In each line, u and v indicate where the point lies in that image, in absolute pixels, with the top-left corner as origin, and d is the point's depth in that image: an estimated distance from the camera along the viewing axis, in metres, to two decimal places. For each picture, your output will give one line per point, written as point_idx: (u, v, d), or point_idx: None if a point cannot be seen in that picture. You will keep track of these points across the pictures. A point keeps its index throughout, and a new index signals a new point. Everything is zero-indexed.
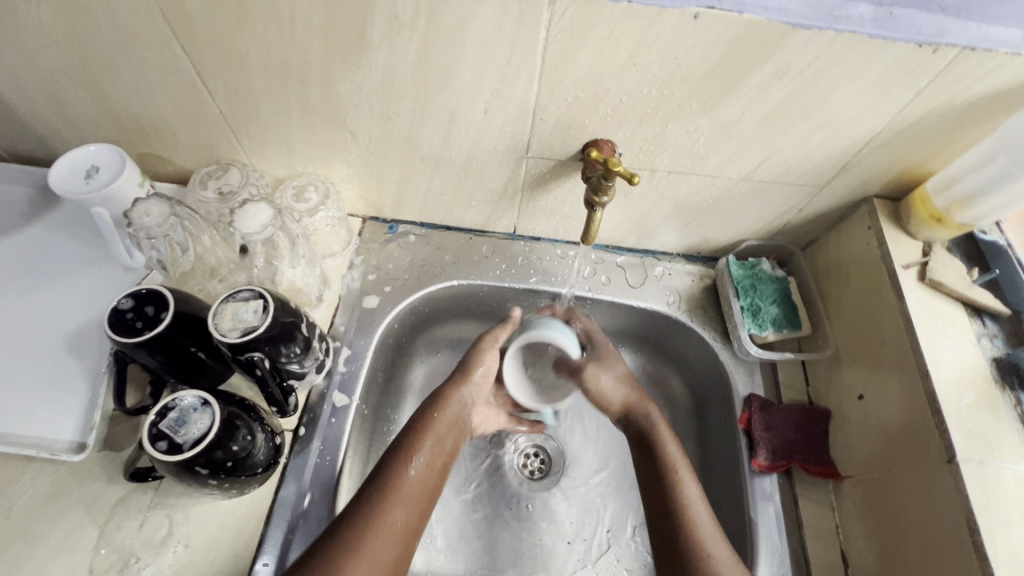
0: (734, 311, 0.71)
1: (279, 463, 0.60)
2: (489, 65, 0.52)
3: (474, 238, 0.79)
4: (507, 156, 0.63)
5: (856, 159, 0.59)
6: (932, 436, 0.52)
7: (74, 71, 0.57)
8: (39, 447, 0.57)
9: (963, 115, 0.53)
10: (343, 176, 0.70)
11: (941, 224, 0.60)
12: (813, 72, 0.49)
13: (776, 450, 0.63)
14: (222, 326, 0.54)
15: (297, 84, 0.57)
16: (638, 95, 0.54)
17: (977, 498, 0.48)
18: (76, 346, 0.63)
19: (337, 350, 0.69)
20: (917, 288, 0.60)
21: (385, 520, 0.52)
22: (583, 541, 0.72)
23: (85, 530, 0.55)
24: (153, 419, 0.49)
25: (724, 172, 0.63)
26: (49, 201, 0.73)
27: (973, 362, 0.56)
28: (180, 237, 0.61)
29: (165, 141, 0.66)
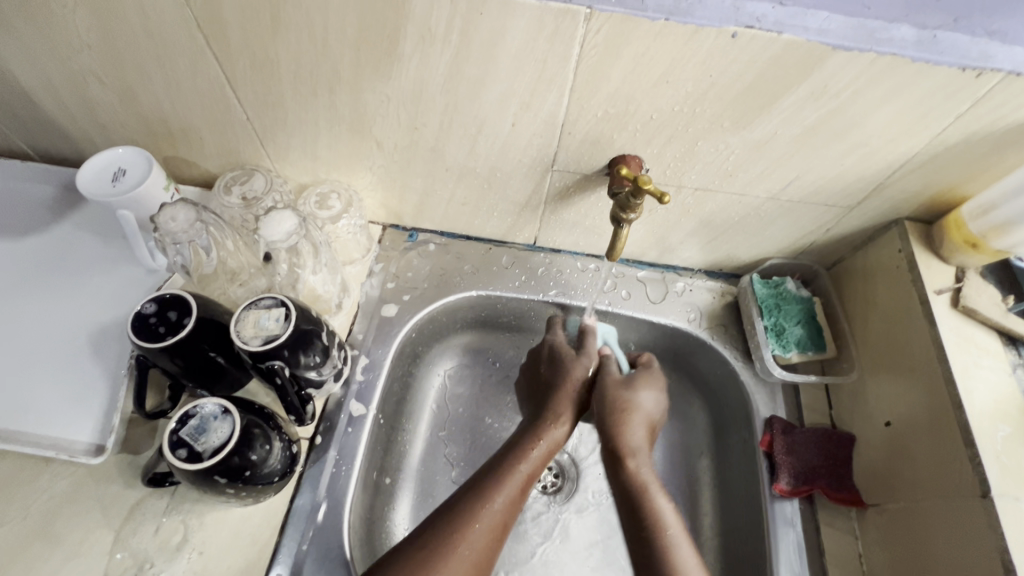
0: (757, 331, 0.70)
1: (295, 472, 0.60)
2: (520, 79, 0.52)
3: (494, 249, 0.79)
4: (532, 168, 0.63)
5: (889, 181, 0.58)
6: (964, 469, 0.51)
7: (106, 75, 0.57)
8: (58, 448, 0.57)
9: (1003, 140, 0.51)
10: (366, 184, 0.70)
11: (975, 250, 0.58)
12: (850, 93, 0.48)
13: (799, 475, 0.62)
14: (244, 333, 0.54)
15: (326, 92, 0.57)
16: (669, 112, 0.53)
17: (1011, 536, 0.47)
18: (98, 347, 0.63)
19: (355, 359, 0.68)
20: (949, 314, 0.58)
21: (473, 532, 0.51)
22: (597, 560, 0.71)
23: (101, 533, 0.55)
24: (174, 426, 0.49)
25: (752, 190, 0.62)
26: (74, 201, 0.73)
27: (1007, 394, 0.54)
28: (204, 243, 0.61)
29: (192, 144, 0.67)
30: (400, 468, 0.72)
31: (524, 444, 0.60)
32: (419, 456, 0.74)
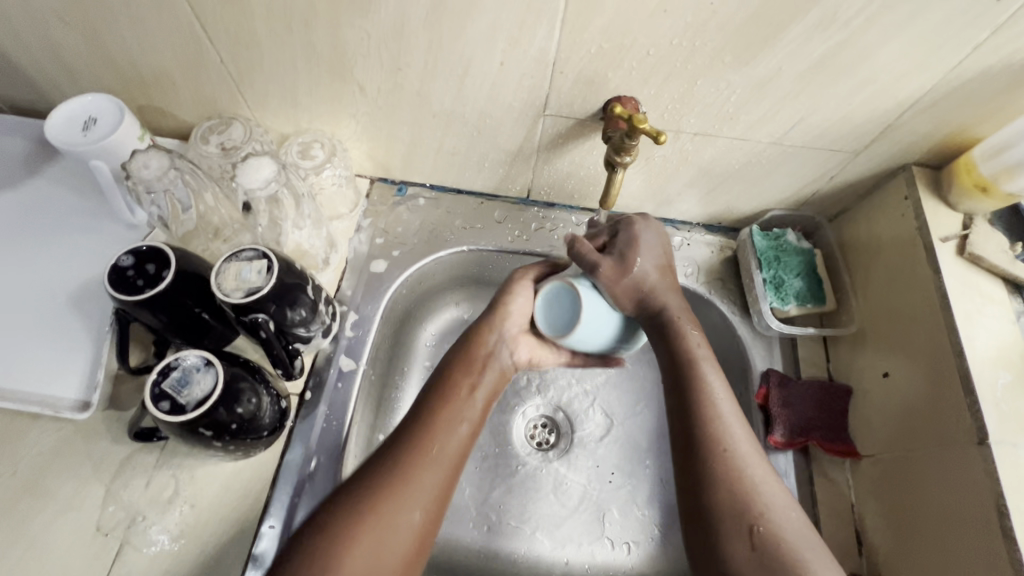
0: (756, 284, 0.68)
1: (285, 427, 0.59)
2: (508, 11, 0.48)
3: (486, 203, 0.76)
4: (523, 113, 0.60)
5: (899, 122, 0.55)
6: (963, 417, 0.50)
7: (67, 13, 0.54)
8: (44, 404, 0.56)
9: (1022, 74, 0.48)
10: (351, 133, 0.67)
11: (986, 194, 0.56)
12: (861, 23, 0.45)
13: (794, 427, 0.61)
14: (226, 285, 0.52)
15: (302, 30, 0.53)
16: (667, 47, 0.50)
17: (1008, 481, 0.46)
18: (80, 303, 0.62)
19: (344, 315, 0.67)
20: (954, 262, 0.56)
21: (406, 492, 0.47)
22: (590, 512, 0.72)
23: (92, 487, 0.54)
24: (155, 378, 0.48)
25: (754, 135, 0.59)
26: (49, 154, 0.70)
27: (1010, 342, 0.53)
28: (182, 195, 0.59)
29: (165, 92, 0.63)
30: (393, 425, 0.72)
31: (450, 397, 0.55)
32: None
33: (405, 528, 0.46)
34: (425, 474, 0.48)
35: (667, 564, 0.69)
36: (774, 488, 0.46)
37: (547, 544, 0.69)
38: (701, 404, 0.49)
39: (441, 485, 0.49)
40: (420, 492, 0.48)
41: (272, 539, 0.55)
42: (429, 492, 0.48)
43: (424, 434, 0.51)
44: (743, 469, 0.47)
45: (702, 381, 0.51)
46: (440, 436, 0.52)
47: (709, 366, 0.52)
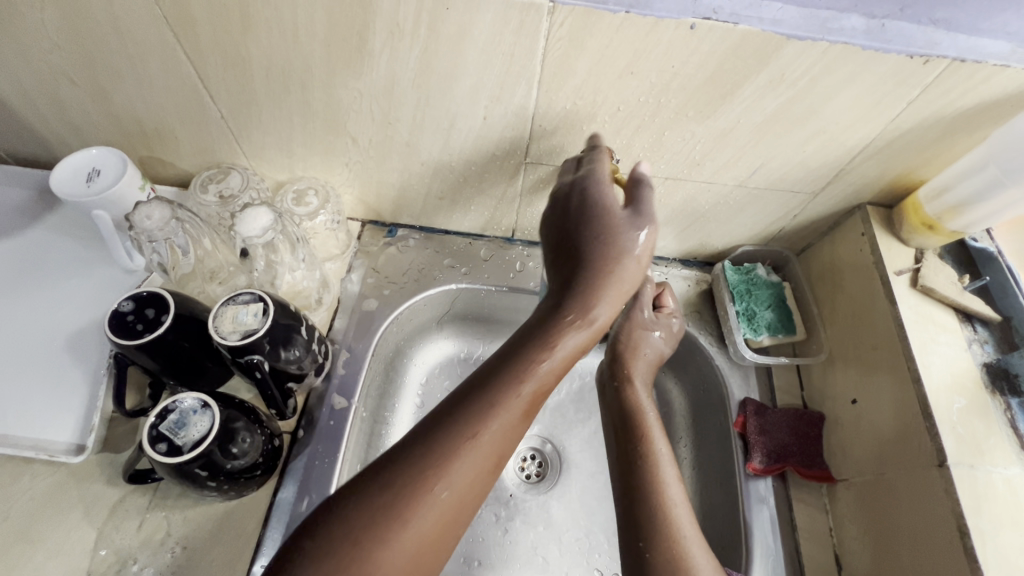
0: (729, 316, 0.72)
1: (278, 466, 0.60)
2: (489, 71, 0.53)
3: (473, 242, 0.80)
4: (506, 161, 0.64)
5: (850, 166, 0.60)
6: (923, 440, 0.53)
7: (78, 75, 0.57)
8: (38, 448, 0.57)
9: (953, 126, 0.54)
10: (343, 180, 0.70)
11: (932, 231, 0.61)
12: (807, 82, 0.50)
13: (771, 454, 0.64)
14: (223, 328, 0.54)
15: (298, 89, 0.57)
16: (636, 103, 0.54)
17: (966, 502, 0.49)
18: (77, 347, 0.63)
19: (336, 353, 0.69)
20: (908, 294, 0.61)
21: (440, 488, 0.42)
22: (579, 543, 0.73)
23: (83, 532, 0.55)
24: (154, 421, 0.49)
25: (720, 179, 0.64)
26: (49, 203, 0.73)
27: (963, 368, 0.56)
28: (181, 241, 0.61)
29: (167, 144, 0.67)
30: None
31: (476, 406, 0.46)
32: None
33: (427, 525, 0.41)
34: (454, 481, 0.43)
35: None
36: (703, 552, 0.50)
37: None
38: (654, 481, 0.54)
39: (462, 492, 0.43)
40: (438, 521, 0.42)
41: None
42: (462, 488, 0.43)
43: (455, 441, 0.44)
44: (671, 504, 0.52)
45: (654, 458, 0.56)
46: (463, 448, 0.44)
47: (666, 455, 0.57)
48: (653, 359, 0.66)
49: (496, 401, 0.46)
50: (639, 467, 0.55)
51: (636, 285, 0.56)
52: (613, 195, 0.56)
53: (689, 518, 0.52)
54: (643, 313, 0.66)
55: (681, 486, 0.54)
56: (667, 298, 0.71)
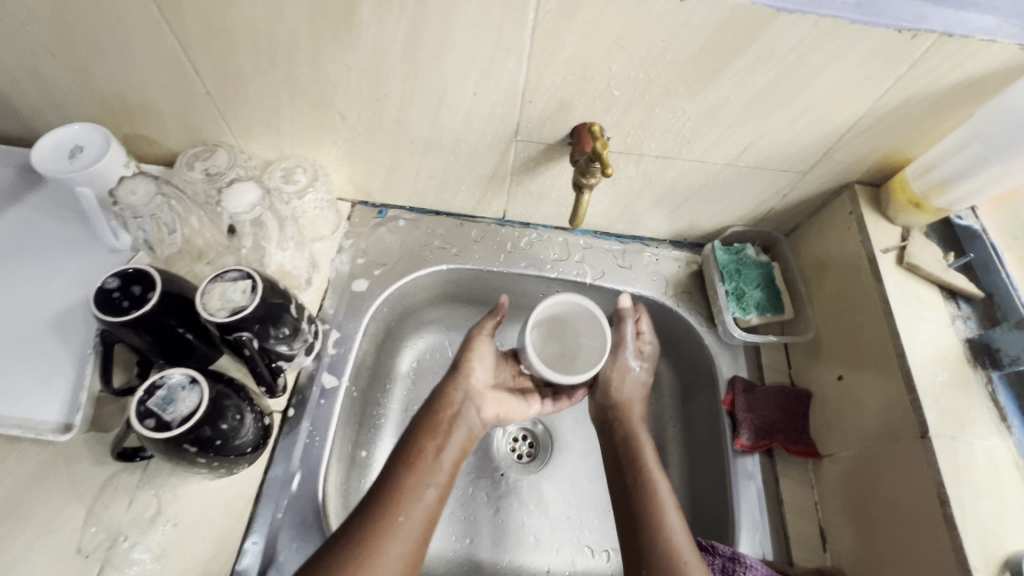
0: (719, 296, 0.72)
1: (268, 444, 0.60)
2: (478, 45, 0.52)
3: (464, 223, 0.79)
4: (496, 139, 0.64)
5: (839, 144, 0.60)
6: (906, 413, 0.54)
7: (58, 48, 0.56)
8: (25, 426, 0.56)
9: (940, 103, 0.54)
10: (332, 159, 0.70)
11: (918, 209, 0.61)
12: (796, 57, 0.50)
13: (758, 431, 0.65)
14: (210, 305, 0.54)
15: (285, 63, 0.56)
16: (626, 78, 0.54)
17: (947, 472, 0.50)
18: (63, 326, 0.62)
19: (327, 333, 0.69)
20: (894, 271, 0.61)
21: (395, 528, 0.52)
22: (570, 521, 0.74)
23: (73, 510, 0.54)
24: (141, 396, 0.49)
25: (710, 157, 0.64)
26: (31, 181, 0.71)
27: (946, 343, 0.57)
28: (168, 218, 0.61)
29: (152, 121, 0.66)
30: (376, 442, 0.73)
31: (413, 459, 0.58)
32: (395, 429, 0.75)
33: (398, 556, 0.50)
34: (414, 510, 0.54)
35: None
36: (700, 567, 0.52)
37: (528, 553, 0.71)
38: (653, 509, 0.57)
39: (417, 526, 0.53)
40: (410, 533, 0.52)
41: (256, 555, 0.56)
42: (428, 506, 0.55)
43: (392, 493, 0.54)
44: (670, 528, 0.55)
45: (650, 477, 0.60)
46: (403, 489, 0.55)
47: (668, 496, 0.59)
48: (639, 399, 0.68)
49: (411, 466, 0.57)
50: (645, 505, 0.58)
51: (496, 373, 0.69)
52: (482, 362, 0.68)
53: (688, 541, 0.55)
54: (625, 355, 0.68)
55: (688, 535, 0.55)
56: (644, 324, 0.70)
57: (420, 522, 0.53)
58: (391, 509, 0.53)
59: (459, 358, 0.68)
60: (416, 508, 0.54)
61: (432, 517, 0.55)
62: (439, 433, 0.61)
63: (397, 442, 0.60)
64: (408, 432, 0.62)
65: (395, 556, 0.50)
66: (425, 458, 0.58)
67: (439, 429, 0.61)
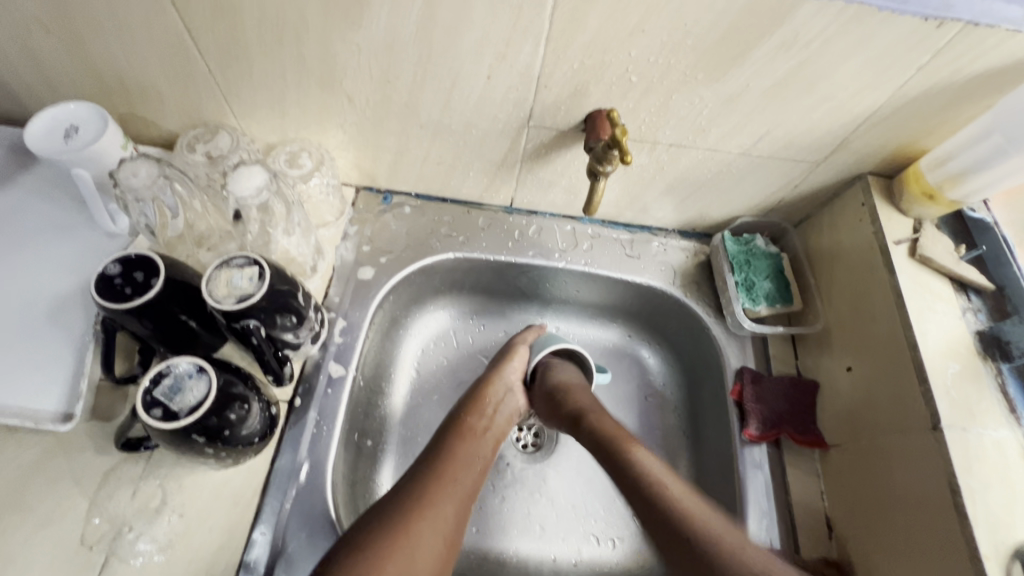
0: (728, 286, 0.72)
1: (274, 434, 0.59)
2: (495, 26, 0.51)
3: (471, 211, 0.78)
4: (508, 125, 0.62)
5: (854, 135, 0.60)
6: (918, 404, 0.54)
7: (52, 22, 0.53)
8: (23, 416, 0.55)
9: (959, 94, 0.54)
10: (338, 143, 0.68)
11: (932, 201, 0.61)
12: (820, 45, 0.49)
13: (767, 421, 0.65)
14: (217, 292, 0.52)
15: (293, 42, 0.54)
16: (645, 64, 0.53)
17: (958, 462, 0.50)
18: (61, 313, 0.60)
19: (332, 321, 0.68)
20: (906, 263, 0.61)
21: (445, 490, 0.54)
22: (576, 509, 0.74)
23: (74, 501, 0.53)
24: (147, 385, 0.48)
25: (725, 146, 0.63)
26: (22, 162, 0.69)
27: (957, 335, 0.57)
28: (170, 202, 0.59)
29: (151, 101, 0.63)
30: (382, 432, 0.72)
31: (466, 432, 0.62)
32: (401, 419, 0.75)
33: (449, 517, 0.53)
34: (467, 473, 0.58)
35: (650, 557, 0.71)
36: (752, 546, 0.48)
37: (535, 542, 0.71)
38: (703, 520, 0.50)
39: (467, 490, 0.56)
40: (461, 493, 0.56)
41: (264, 545, 0.55)
42: (475, 474, 0.59)
43: (447, 460, 0.58)
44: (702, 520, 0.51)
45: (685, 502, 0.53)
46: (457, 456, 0.59)
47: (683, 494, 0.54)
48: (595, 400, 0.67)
49: (462, 437, 0.61)
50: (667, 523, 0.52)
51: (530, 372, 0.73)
52: (519, 363, 0.72)
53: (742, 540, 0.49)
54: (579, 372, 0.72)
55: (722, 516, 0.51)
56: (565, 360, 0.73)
57: (469, 487, 0.57)
58: (445, 469, 0.57)
59: (496, 360, 0.73)
60: (468, 474, 0.58)
61: (471, 492, 0.57)
62: (483, 414, 0.65)
63: (446, 421, 0.65)
64: (451, 412, 0.66)
65: (446, 516, 0.52)
66: (472, 435, 0.62)
67: (484, 410, 0.66)
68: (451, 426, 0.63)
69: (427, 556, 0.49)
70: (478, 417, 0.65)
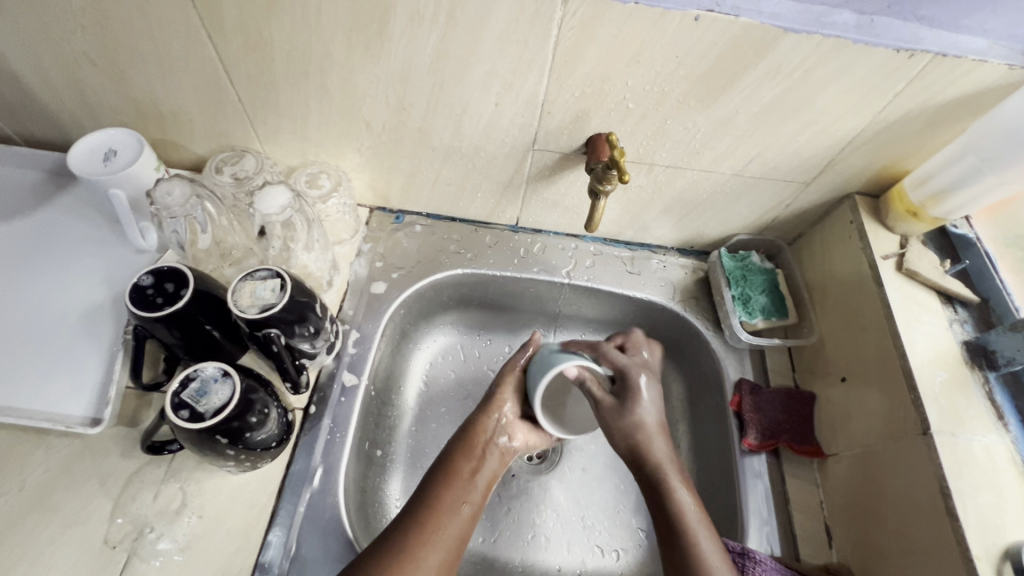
0: (725, 301, 0.75)
1: (290, 439, 0.62)
2: (503, 59, 0.55)
3: (478, 229, 0.82)
4: (514, 148, 0.67)
5: (839, 157, 0.64)
6: (908, 411, 0.56)
7: (99, 57, 0.59)
8: (55, 420, 0.58)
9: (934, 119, 0.57)
10: (355, 165, 0.72)
11: (916, 218, 0.64)
12: (802, 74, 0.54)
13: (765, 430, 0.67)
14: (241, 302, 0.56)
15: (317, 74, 0.59)
16: (641, 92, 0.57)
17: (948, 466, 0.52)
18: (92, 323, 0.64)
19: (346, 333, 0.71)
20: (894, 276, 0.64)
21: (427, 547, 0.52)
22: (581, 521, 0.75)
23: (100, 501, 0.56)
24: (175, 388, 0.51)
25: (718, 168, 0.67)
26: (60, 184, 0.74)
27: (944, 345, 0.60)
28: (201, 218, 0.63)
29: (183, 127, 0.68)
30: (391, 442, 0.74)
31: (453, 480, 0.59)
32: (410, 429, 0.77)
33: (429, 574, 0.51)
34: (453, 521, 0.55)
35: (653, 569, 0.72)
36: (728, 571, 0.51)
37: (539, 553, 0.72)
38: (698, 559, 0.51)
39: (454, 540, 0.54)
40: (448, 543, 0.54)
41: (278, 546, 0.57)
42: (463, 521, 0.56)
43: (427, 511, 0.55)
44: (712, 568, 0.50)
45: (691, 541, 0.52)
46: (439, 507, 0.56)
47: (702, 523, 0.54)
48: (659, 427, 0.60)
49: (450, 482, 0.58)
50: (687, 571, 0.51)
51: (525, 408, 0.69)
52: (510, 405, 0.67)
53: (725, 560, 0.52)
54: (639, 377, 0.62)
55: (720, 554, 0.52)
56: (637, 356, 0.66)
57: (455, 537, 0.55)
58: (430, 521, 0.54)
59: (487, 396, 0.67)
60: (455, 522, 0.56)
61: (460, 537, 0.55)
62: (470, 458, 0.62)
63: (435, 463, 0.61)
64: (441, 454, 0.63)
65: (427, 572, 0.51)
66: (456, 484, 0.59)
67: (473, 452, 0.62)
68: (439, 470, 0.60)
69: None
70: (464, 462, 0.61)
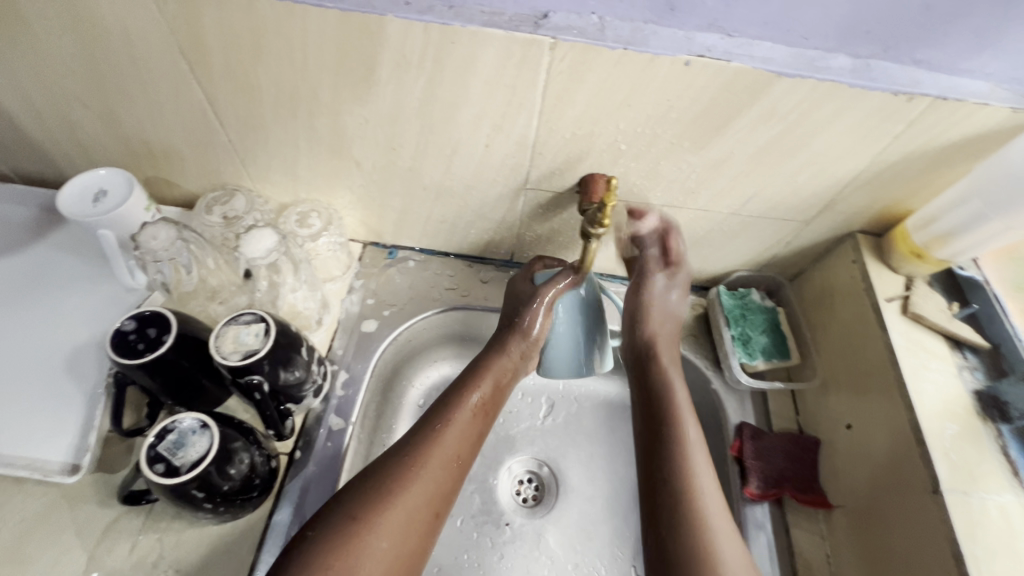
0: (725, 340, 0.72)
1: (273, 488, 0.60)
2: (491, 103, 0.55)
3: (473, 265, 0.81)
4: (506, 187, 0.66)
5: (840, 196, 0.62)
6: (918, 467, 0.53)
7: (91, 100, 0.59)
8: (33, 467, 0.57)
9: (935, 160, 0.56)
10: (346, 203, 0.72)
11: (921, 260, 0.62)
12: (796, 117, 0.52)
13: (767, 479, 0.64)
14: (223, 348, 0.55)
15: (306, 117, 0.59)
16: (633, 133, 0.56)
17: (962, 530, 0.49)
18: (76, 365, 0.63)
19: (334, 374, 0.69)
20: (899, 320, 0.62)
21: (412, 484, 0.52)
22: (577, 569, 0.72)
23: (74, 554, 0.54)
24: (152, 440, 0.49)
25: (714, 207, 0.65)
26: (52, 221, 0.73)
27: (954, 395, 0.57)
28: (185, 261, 0.62)
29: (175, 165, 0.68)
30: None
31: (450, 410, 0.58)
32: None
33: (405, 514, 0.50)
34: (438, 453, 0.54)
35: None
36: (723, 523, 0.53)
37: None
38: (688, 486, 0.55)
39: (440, 478, 0.53)
40: (434, 475, 0.53)
41: None
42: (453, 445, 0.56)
43: (425, 441, 0.55)
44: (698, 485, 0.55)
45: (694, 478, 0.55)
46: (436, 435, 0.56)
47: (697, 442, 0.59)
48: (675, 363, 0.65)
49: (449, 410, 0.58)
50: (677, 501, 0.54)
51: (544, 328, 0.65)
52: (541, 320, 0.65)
53: (718, 504, 0.54)
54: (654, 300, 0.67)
55: (716, 497, 0.55)
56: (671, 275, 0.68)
57: (442, 474, 0.54)
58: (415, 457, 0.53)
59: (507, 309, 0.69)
60: (440, 458, 0.54)
61: (457, 464, 0.55)
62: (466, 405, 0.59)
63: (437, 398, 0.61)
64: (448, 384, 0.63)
65: (400, 519, 0.49)
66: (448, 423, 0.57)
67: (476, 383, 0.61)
68: (439, 402, 0.60)
69: (381, 558, 0.47)
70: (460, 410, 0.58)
